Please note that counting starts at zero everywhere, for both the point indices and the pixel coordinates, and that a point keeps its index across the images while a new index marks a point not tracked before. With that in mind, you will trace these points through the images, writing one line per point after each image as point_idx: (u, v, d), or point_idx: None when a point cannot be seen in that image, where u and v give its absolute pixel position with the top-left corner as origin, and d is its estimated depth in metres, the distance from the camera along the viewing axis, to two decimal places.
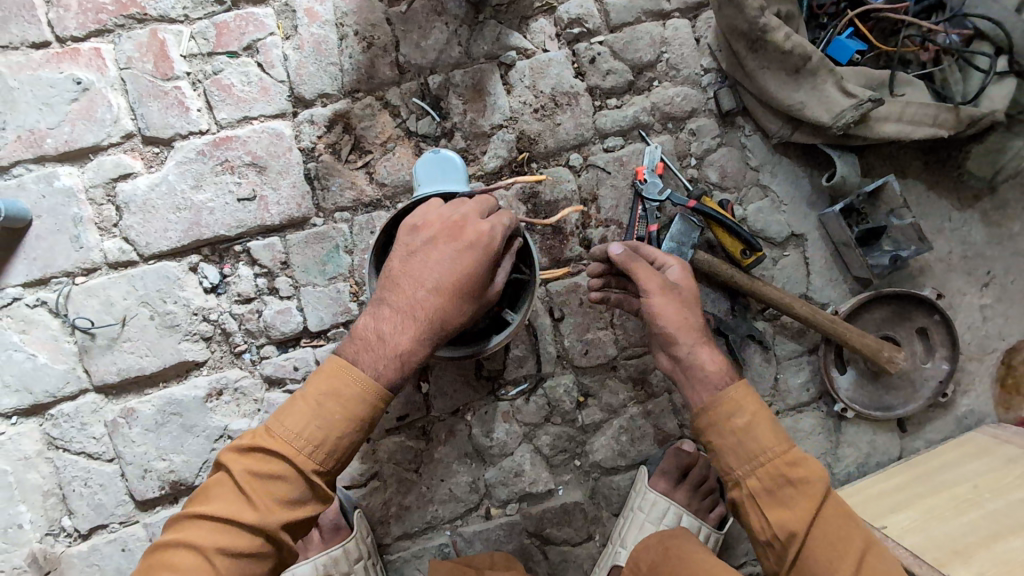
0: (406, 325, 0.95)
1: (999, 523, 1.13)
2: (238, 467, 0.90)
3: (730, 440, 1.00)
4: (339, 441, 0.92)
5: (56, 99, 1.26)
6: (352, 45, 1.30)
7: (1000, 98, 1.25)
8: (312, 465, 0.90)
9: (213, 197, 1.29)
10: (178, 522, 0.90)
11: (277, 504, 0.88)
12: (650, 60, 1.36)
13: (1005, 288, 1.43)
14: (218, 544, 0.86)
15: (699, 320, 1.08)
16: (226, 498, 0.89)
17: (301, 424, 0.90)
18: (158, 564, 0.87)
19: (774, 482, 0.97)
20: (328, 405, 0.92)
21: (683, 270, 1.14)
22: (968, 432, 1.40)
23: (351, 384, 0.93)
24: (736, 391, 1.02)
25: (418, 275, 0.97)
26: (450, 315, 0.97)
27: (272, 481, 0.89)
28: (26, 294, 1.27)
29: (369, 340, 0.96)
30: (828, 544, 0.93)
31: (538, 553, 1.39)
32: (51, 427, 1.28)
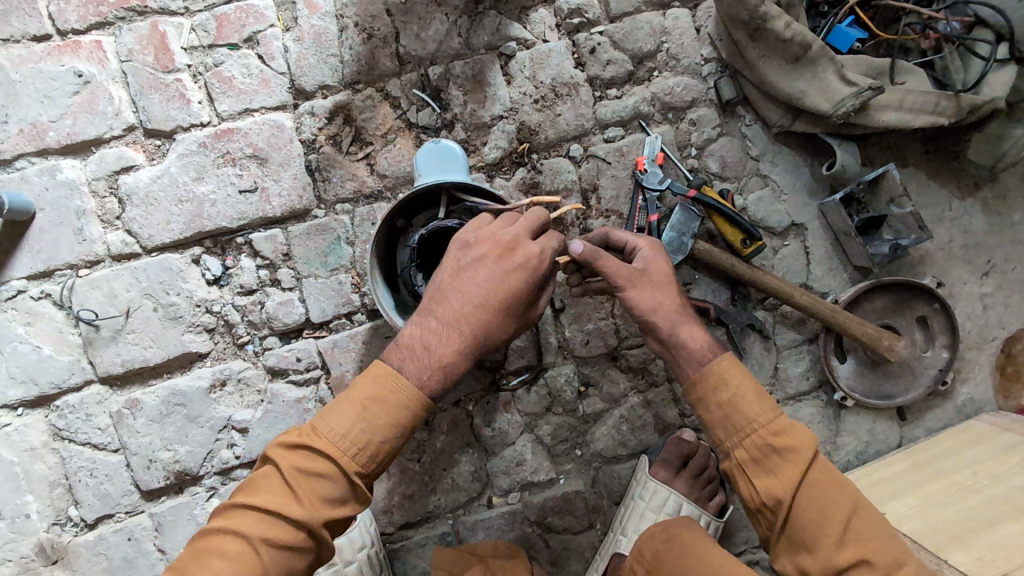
0: (453, 337, 0.96)
1: (998, 507, 1.14)
2: (287, 463, 0.90)
3: (717, 412, 1.01)
4: (382, 446, 0.92)
5: (58, 92, 1.26)
6: (352, 36, 1.31)
7: (1001, 84, 1.24)
8: (356, 466, 0.91)
9: (215, 189, 1.30)
10: (224, 511, 0.91)
11: (322, 502, 0.89)
12: (650, 49, 1.36)
13: (1005, 277, 1.43)
14: (265, 536, 0.86)
15: (673, 302, 1.07)
16: (273, 491, 0.89)
17: (348, 426, 0.91)
18: (202, 552, 0.87)
19: (759, 451, 0.97)
20: (374, 410, 0.92)
21: (656, 252, 1.11)
22: (967, 420, 1.40)
23: (396, 390, 0.93)
24: (718, 364, 1.02)
25: (467, 289, 0.98)
26: (494, 329, 0.98)
27: (318, 480, 0.89)
28: (30, 286, 1.28)
29: (413, 349, 0.97)
30: (814, 509, 0.93)
31: (540, 542, 1.40)
32: (56, 418, 1.29)
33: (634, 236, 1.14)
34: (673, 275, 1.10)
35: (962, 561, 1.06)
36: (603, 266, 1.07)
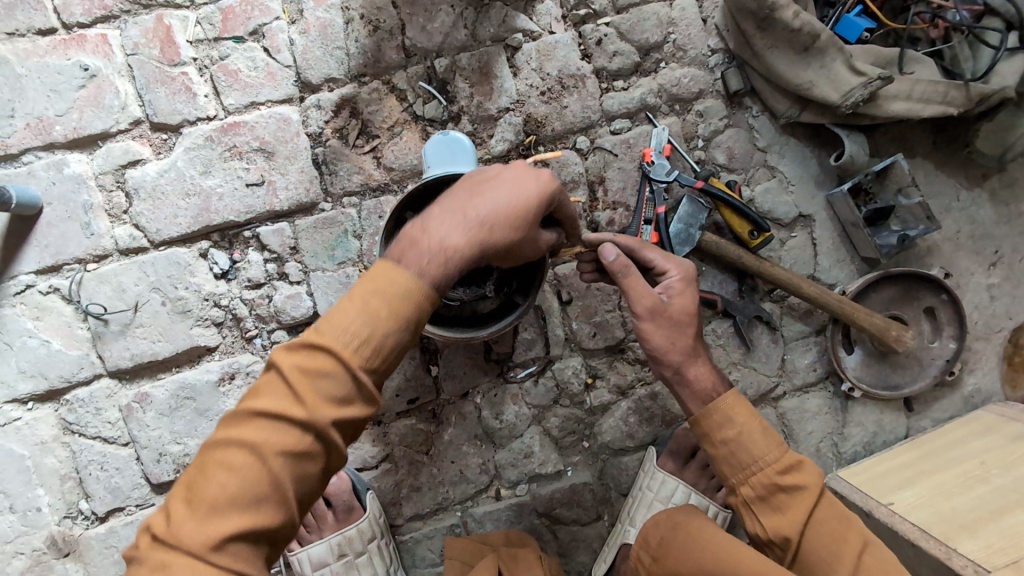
0: (463, 225, 0.84)
1: (1006, 496, 1.14)
2: (281, 364, 0.76)
3: (722, 451, 1.00)
4: (387, 340, 0.77)
5: (64, 85, 1.26)
6: (358, 28, 1.30)
7: (1010, 74, 1.24)
8: (359, 360, 0.76)
9: (222, 183, 1.30)
10: (221, 422, 0.77)
11: (322, 402, 0.74)
12: (657, 41, 1.35)
13: (1012, 267, 1.43)
14: (261, 444, 0.72)
15: (688, 342, 1.05)
16: (271, 394, 0.75)
17: (349, 318, 0.77)
18: (200, 466, 0.74)
19: (766, 490, 0.96)
20: (377, 301, 0.78)
21: (683, 287, 1.08)
22: (974, 411, 1.41)
23: (400, 280, 0.79)
24: (723, 403, 1.01)
25: (487, 185, 0.90)
26: (504, 226, 0.86)
27: (318, 378, 0.75)
28: (38, 280, 1.28)
29: (418, 235, 0.84)
30: (824, 546, 0.92)
31: (548, 533, 1.41)
32: (66, 413, 1.30)
33: (668, 260, 1.10)
34: (695, 311, 1.08)
35: (971, 550, 1.07)
36: (626, 288, 1.04)
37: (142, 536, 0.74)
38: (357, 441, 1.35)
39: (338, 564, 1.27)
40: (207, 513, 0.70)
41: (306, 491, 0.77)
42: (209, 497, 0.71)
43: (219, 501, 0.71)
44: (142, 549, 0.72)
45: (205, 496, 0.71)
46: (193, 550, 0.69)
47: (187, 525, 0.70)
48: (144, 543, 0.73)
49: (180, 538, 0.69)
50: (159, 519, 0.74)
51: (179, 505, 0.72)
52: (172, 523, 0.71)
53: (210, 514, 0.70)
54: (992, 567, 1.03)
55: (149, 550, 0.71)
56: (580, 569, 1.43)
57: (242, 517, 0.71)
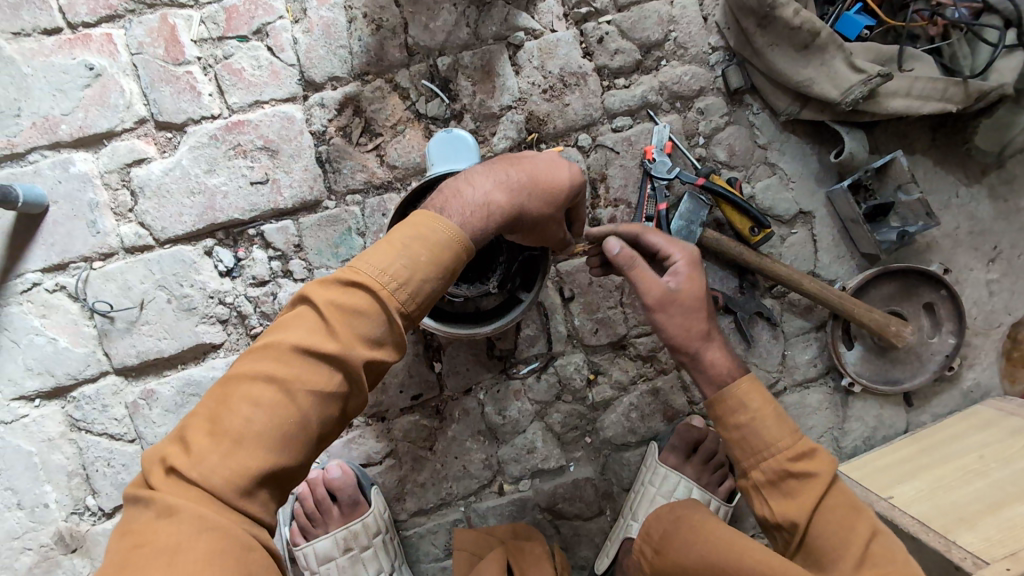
0: (499, 187, 0.91)
1: (1005, 489, 1.15)
2: (320, 300, 0.79)
3: (735, 435, 1.01)
4: (424, 286, 0.82)
5: (69, 85, 1.27)
6: (361, 27, 1.31)
7: (1008, 71, 1.25)
8: (395, 303, 0.80)
9: (226, 181, 1.31)
10: (248, 355, 0.79)
11: (357, 340, 0.78)
12: (658, 39, 1.36)
13: (1011, 263, 1.44)
14: (293, 377, 0.75)
15: (701, 326, 1.04)
16: (306, 329, 0.78)
17: (388, 260, 0.81)
18: (225, 397, 0.76)
19: (777, 475, 0.97)
20: (416, 247, 0.82)
21: (690, 270, 1.07)
22: (973, 405, 1.42)
23: (438, 231, 0.84)
24: (739, 388, 1.01)
25: (523, 156, 0.97)
26: (535, 193, 0.93)
27: (354, 317, 0.78)
28: (45, 278, 1.29)
29: (456, 194, 0.90)
30: (831, 532, 0.93)
31: (550, 528, 1.42)
32: (73, 410, 1.31)
33: (673, 245, 1.09)
34: (707, 296, 1.07)
35: (970, 542, 1.08)
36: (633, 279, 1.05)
37: (155, 466, 0.74)
38: (361, 437, 1.36)
39: (343, 559, 1.28)
40: (232, 445, 0.72)
41: (326, 431, 0.79)
42: (236, 429, 0.73)
43: (246, 433, 0.73)
44: (154, 481, 0.72)
45: (232, 427, 0.73)
46: (214, 484, 0.71)
47: (209, 458, 0.72)
48: (157, 474, 0.73)
49: (202, 470, 0.71)
50: (175, 449, 0.75)
51: (201, 434, 0.74)
52: (193, 452, 0.72)
53: (234, 446, 0.72)
54: (990, 559, 1.03)
55: (161, 482, 0.72)
56: (582, 563, 1.44)
57: (266, 452, 0.73)
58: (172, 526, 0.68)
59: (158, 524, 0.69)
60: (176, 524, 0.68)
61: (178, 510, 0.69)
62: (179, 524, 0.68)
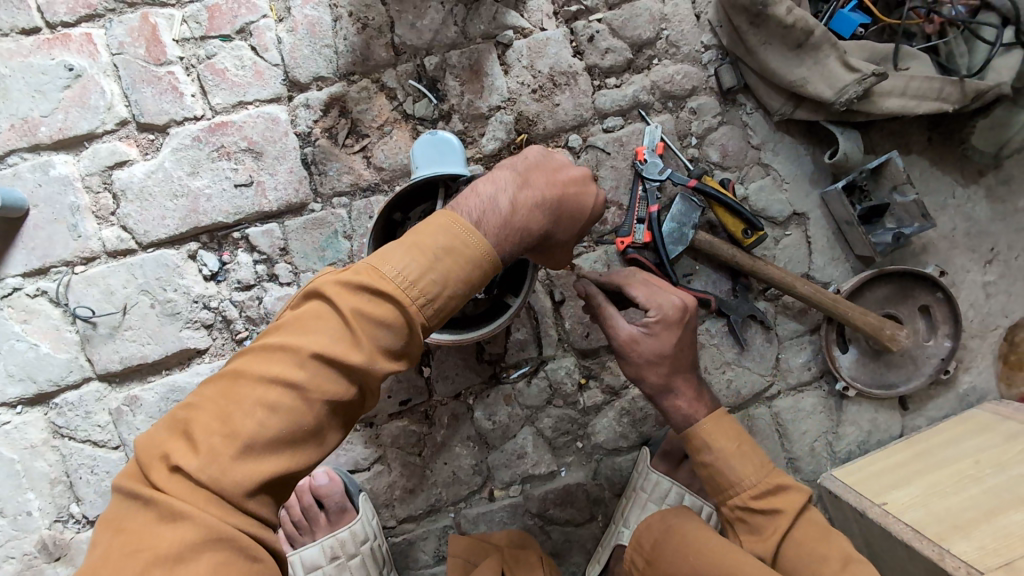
0: (537, 204, 0.88)
1: (1000, 496, 1.14)
2: (344, 306, 0.75)
3: (705, 475, 1.06)
4: (451, 303, 0.80)
5: (48, 85, 1.24)
6: (346, 26, 1.28)
7: (1006, 70, 1.22)
8: (421, 319, 0.77)
9: (210, 183, 1.28)
10: (262, 351, 0.74)
11: (380, 351, 0.75)
12: (650, 37, 1.34)
13: (1008, 265, 1.42)
14: (311, 385, 0.72)
15: (658, 378, 1.04)
16: (327, 334, 0.74)
17: (421, 272, 0.77)
18: (235, 397, 0.71)
19: (743, 512, 1.03)
20: (447, 261, 0.78)
21: (661, 327, 1.02)
22: (970, 409, 1.40)
23: (469, 243, 0.80)
24: (702, 430, 1.05)
25: (561, 171, 0.93)
26: (565, 219, 0.93)
27: (380, 329, 0.75)
28: (25, 284, 1.27)
29: (492, 203, 0.85)
30: (800, 566, 0.96)
31: (541, 534, 1.41)
32: (55, 416, 1.29)
33: (657, 296, 1.03)
34: (673, 349, 1.03)
35: (965, 550, 1.06)
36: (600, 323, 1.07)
37: (155, 459, 0.70)
38: (349, 443, 1.34)
39: (331, 566, 1.26)
40: (243, 450, 0.69)
41: (335, 436, 0.77)
42: (249, 434, 0.69)
43: (259, 439, 0.69)
44: (157, 478, 0.68)
45: (244, 431, 0.69)
46: (223, 490, 0.68)
47: (219, 461, 0.68)
48: (158, 468, 0.69)
49: (212, 472, 0.67)
50: (177, 445, 0.70)
51: (209, 434, 0.69)
52: (200, 453, 0.68)
53: (245, 452, 0.69)
54: (984, 568, 1.02)
55: (165, 480, 0.68)
56: (574, 569, 1.43)
57: (277, 459, 0.71)
58: (176, 533, 0.65)
59: (159, 530, 0.66)
60: (180, 532, 0.65)
61: (182, 517, 0.66)
62: (182, 531, 0.65)
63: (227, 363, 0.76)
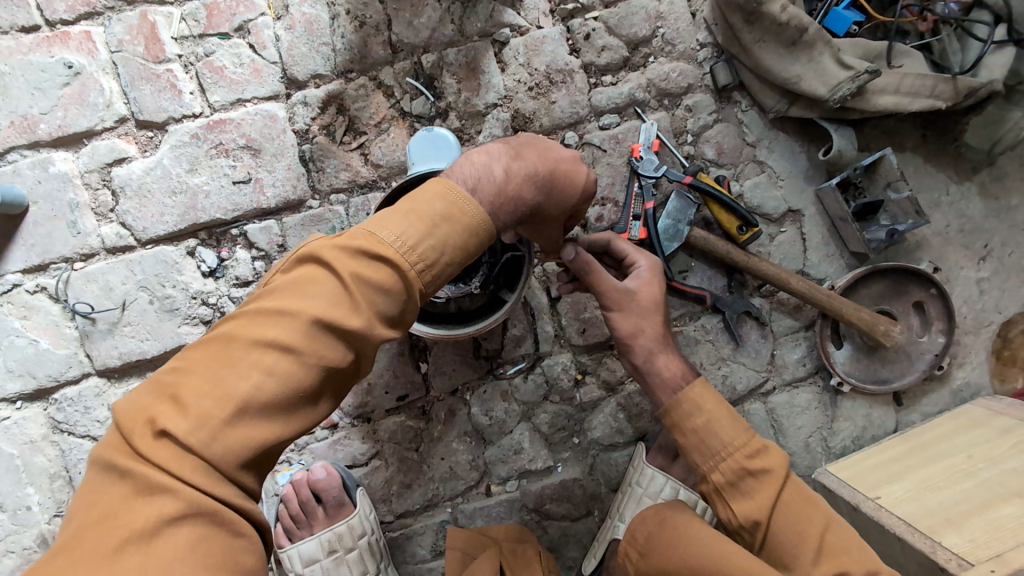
0: (529, 176, 0.88)
1: (993, 490, 1.14)
2: (343, 269, 0.74)
3: (693, 439, 1.04)
4: (446, 271, 0.81)
5: (48, 83, 1.25)
6: (344, 24, 1.29)
7: (998, 67, 1.23)
8: (418, 286, 0.78)
9: (208, 181, 1.29)
10: (256, 315, 0.73)
11: (378, 316, 0.76)
12: (646, 35, 1.34)
13: (1002, 261, 1.43)
14: (309, 348, 0.72)
15: (657, 328, 1.10)
16: (324, 299, 0.73)
17: (419, 238, 0.77)
18: (229, 360, 0.70)
19: (735, 475, 1.00)
20: (445, 227, 0.79)
21: (651, 276, 1.12)
22: (964, 405, 1.41)
23: (467, 211, 0.81)
24: (692, 391, 1.05)
25: (554, 150, 0.94)
26: (557, 194, 0.93)
27: (378, 295, 0.75)
28: (25, 280, 1.28)
29: (486, 170, 0.86)
30: (789, 528, 0.96)
31: (538, 528, 1.42)
32: (55, 412, 1.30)
33: (641, 252, 1.15)
34: (662, 299, 1.13)
35: (956, 543, 1.08)
36: (593, 279, 1.10)
37: (138, 425, 0.68)
38: (347, 438, 1.35)
39: (328, 560, 1.27)
40: (239, 413, 0.68)
41: (326, 405, 0.77)
42: (244, 397, 0.69)
43: (254, 402, 0.69)
44: (139, 445, 0.66)
45: (238, 394, 0.69)
46: (213, 456, 0.67)
47: (211, 424, 0.67)
48: (142, 434, 0.67)
49: (202, 438, 0.66)
50: (164, 409, 0.68)
51: (199, 398, 0.68)
52: (190, 418, 0.67)
53: (239, 415, 0.68)
54: (975, 560, 1.03)
55: (149, 447, 0.66)
56: (570, 563, 1.44)
57: (271, 423, 0.71)
58: (152, 507, 0.65)
59: (135, 504, 0.65)
60: (159, 506, 0.65)
61: (161, 490, 0.65)
62: (161, 506, 0.65)
63: (215, 327, 0.74)
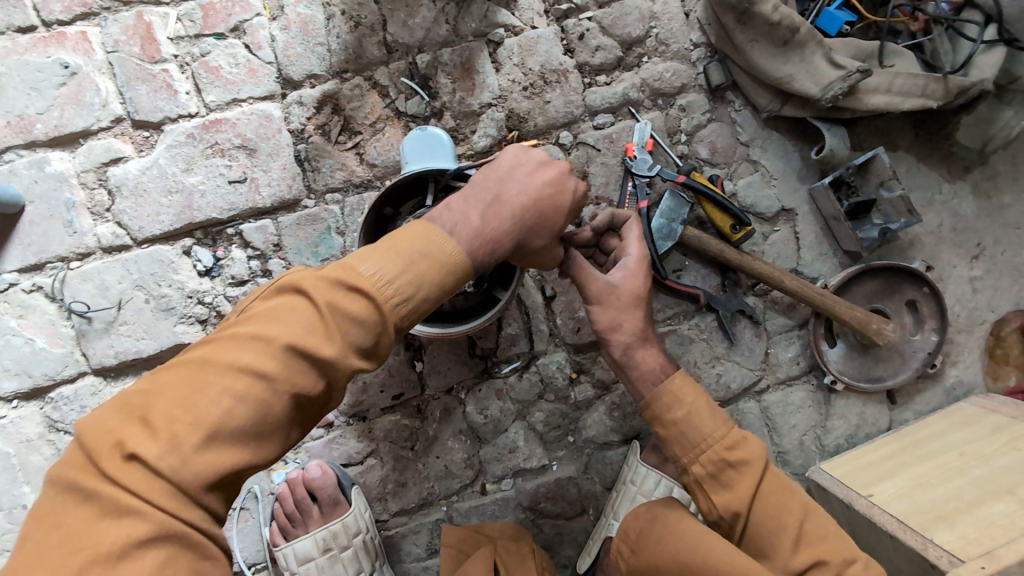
0: (507, 215, 0.90)
1: (984, 487, 1.15)
2: (320, 299, 0.76)
3: (673, 431, 1.05)
4: (423, 304, 0.82)
5: (44, 83, 1.25)
6: (339, 25, 1.30)
7: (989, 67, 1.24)
8: (394, 319, 0.79)
9: (204, 180, 1.30)
10: (231, 341, 0.75)
11: (350, 348, 0.77)
12: (640, 35, 1.35)
13: (994, 260, 1.43)
14: (280, 375, 0.73)
15: (637, 324, 1.07)
16: (300, 328, 0.75)
17: (395, 271, 0.79)
18: (201, 384, 0.71)
19: (715, 467, 1.01)
20: (423, 263, 0.81)
21: (638, 268, 1.08)
22: (957, 403, 1.41)
23: (446, 250, 0.83)
24: (672, 384, 1.06)
25: (535, 176, 0.94)
26: (536, 224, 0.93)
27: (353, 326, 0.77)
28: (21, 279, 1.28)
29: (465, 216, 0.88)
30: (769, 519, 0.98)
31: (533, 527, 1.42)
32: (51, 411, 1.30)
33: (636, 242, 1.10)
34: (646, 295, 1.09)
35: (947, 540, 1.08)
36: (577, 271, 1.07)
37: (105, 446, 0.68)
38: (342, 437, 1.36)
39: (323, 559, 1.28)
40: (207, 437, 0.69)
41: (293, 434, 0.79)
42: (214, 422, 0.69)
43: (222, 428, 0.70)
44: (108, 467, 0.66)
45: (209, 418, 0.69)
46: (182, 481, 0.68)
47: (181, 449, 0.68)
48: (109, 456, 0.67)
49: (170, 462, 0.67)
50: (132, 432, 0.69)
51: (170, 421, 0.69)
52: (160, 441, 0.67)
53: (209, 441, 0.69)
54: (966, 556, 1.04)
55: (115, 470, 0.66)
56: (565, 562, 1.44)
57: (237, 448, 0.71)
58: (122, 529, 0.65)
59: (103, 526, 0.65)
60: (128, 527, 0.65)
61: (131, 512, 0.66)
62: (129, 527, 0.65)
63: (190, 350, 0.75)
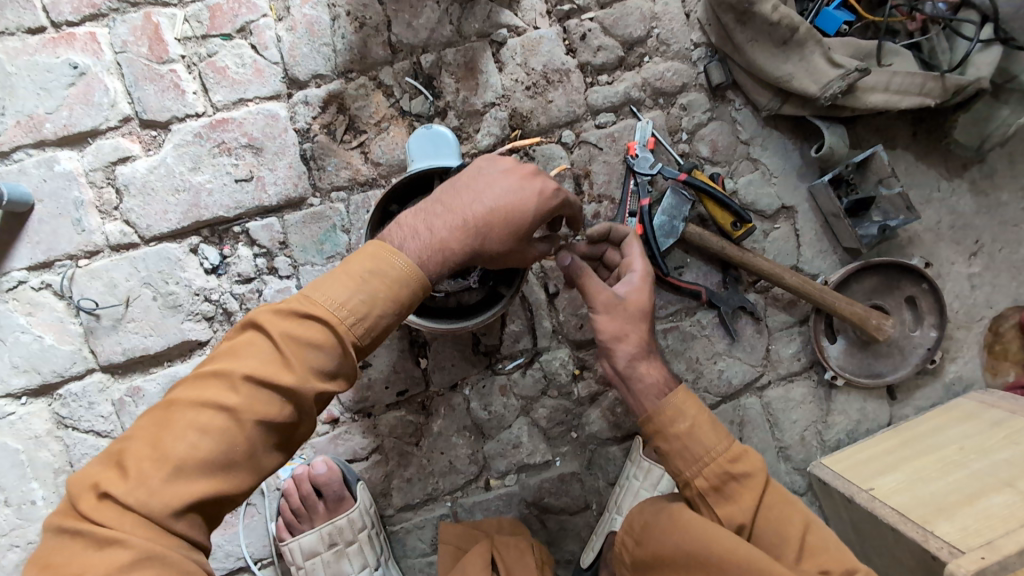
0: (456, 227, 0.90)
1: (984, 480, 1.16)
2: (277, 330, 0.79)
3: (676, 445, 1.05)
4: (381, 321, 0.84)
5: (54, 83, 1.27)
6: (344, 25, 1.31)
7: (985, 65, 1.26)
8: (351, 338, 0.82)
9: (212, 179, 1.31)
10: (195, 380, 0.79)
11: (311, 372, 0.80)
12: (641, 35, 1.37)
13: (992, 257, 1.45)
14: (241, 407, 0.76)
15: (641, 335, 1.09)
16: (259, 359, 0.78)
17: (347, 295, 0.82)
18: (167, 423, 0.75)
19: (718, 480, 1.02)
20: (375, 283, 0.84)
21: (643, 283, 1.11)
22: (957, 398, 1.42)
23: (396, 266, 0.85)
24: (676, 398, 1.06)
25: (490, 185, 0.93)
26: (493, 233, 0.92)
27: (311, 351, 0.80)
28: (31, 277, 1.30)
29: (415, 231, 0.90)
30: (773, 529, 0.99)
31: (537, 522, 1.43)
32: (59, 407, 1.32)
33: (639, 257, 1.14)
34: (650, 309, 1.11)
35: (947, 531, 1.09)
36: (585, 282, 1.10)
37: (85, 490, 0.73)
38: (347, 433, 1.37)
39: (329, 553, 1.29)
40: (174, 471, 0.73)
41: (273, 460, 0.81)
42: (181, 456, 0.73)
43: (190, 461, 0.73)
44: (85, 507, 0.71)
45: (176, 454, 0.73)
46: (154, 511, 0.71)
47: (151, 482, 0.72)
48: (87, 498, 0.72)
49: (141, 494, 0.71)
50: (108, 475, 0.73)
51: (141, 459, 0.73)
52: (131, 478, 0.72)
53: (177, 473, 0.73)
54: (966, 548, 1.05)
55: (93, 509, 0.71)
56: (569, 557, 1.45)
57: (208, 479, 0.74)
58: (106, 558, 0.68)
59: (87, 557, 0.69)
60: (110, 556, 0.68)
61: (111, 543, 0.69)
62: (111, 556, 0.68)
63: (161, 394, 0.80)
